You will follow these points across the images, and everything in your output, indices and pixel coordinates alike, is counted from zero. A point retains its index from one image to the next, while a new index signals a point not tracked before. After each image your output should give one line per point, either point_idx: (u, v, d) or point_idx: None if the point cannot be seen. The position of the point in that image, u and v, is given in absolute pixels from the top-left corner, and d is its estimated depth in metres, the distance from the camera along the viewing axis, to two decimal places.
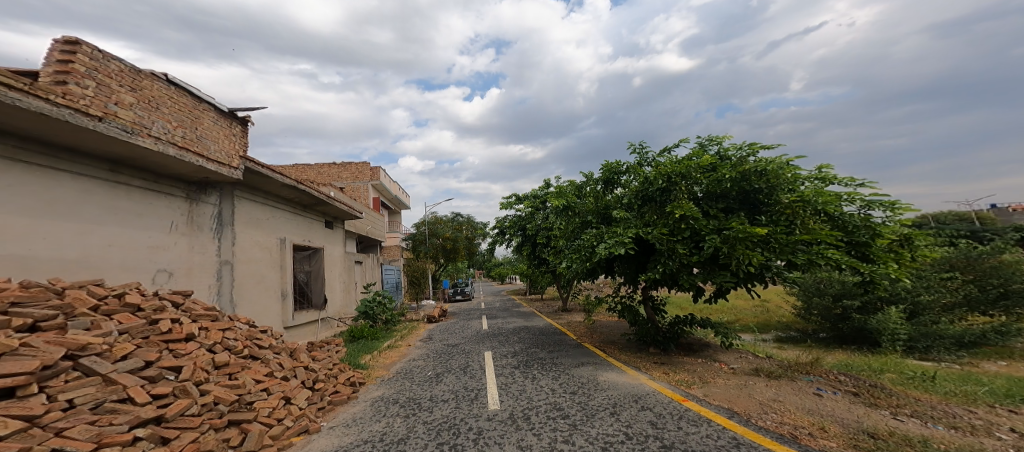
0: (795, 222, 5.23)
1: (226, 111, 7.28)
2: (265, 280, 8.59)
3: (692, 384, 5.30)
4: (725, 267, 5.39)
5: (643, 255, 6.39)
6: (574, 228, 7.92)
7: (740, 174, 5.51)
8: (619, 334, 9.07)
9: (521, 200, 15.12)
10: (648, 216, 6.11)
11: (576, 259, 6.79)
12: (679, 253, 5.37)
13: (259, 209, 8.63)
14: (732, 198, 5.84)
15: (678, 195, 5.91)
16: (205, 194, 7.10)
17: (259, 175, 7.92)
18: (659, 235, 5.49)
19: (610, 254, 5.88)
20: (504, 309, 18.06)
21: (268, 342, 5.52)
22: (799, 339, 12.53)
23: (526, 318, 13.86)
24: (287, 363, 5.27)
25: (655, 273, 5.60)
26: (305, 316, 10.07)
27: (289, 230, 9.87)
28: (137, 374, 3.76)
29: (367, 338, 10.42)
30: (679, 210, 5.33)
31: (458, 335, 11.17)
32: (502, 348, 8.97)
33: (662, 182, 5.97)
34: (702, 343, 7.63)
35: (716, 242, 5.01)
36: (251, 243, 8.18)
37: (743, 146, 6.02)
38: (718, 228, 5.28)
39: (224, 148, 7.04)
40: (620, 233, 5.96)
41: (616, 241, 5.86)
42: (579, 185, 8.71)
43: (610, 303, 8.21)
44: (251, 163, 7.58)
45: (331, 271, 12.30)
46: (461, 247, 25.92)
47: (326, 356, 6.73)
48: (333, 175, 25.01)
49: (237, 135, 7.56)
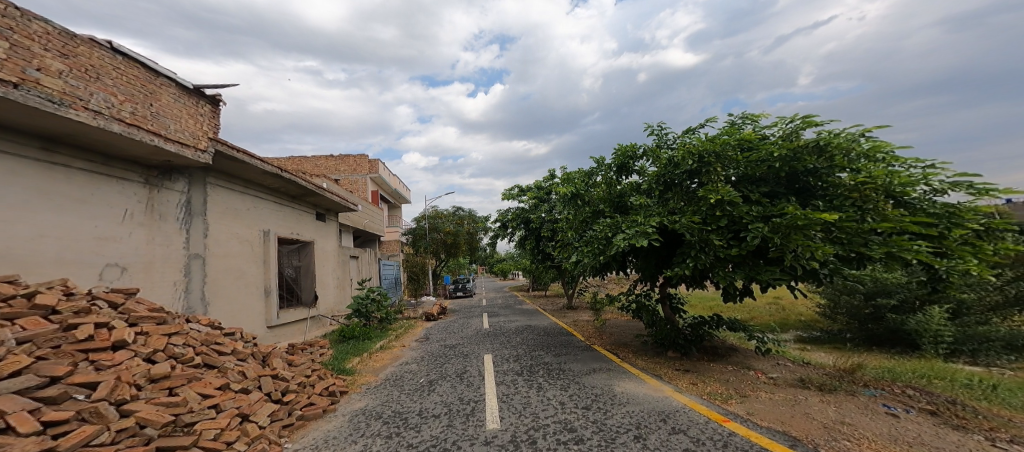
0: (863, 207, 4.45)
1: (190, 87, 6.50)
2: (244, 276, 7.81)
3: (729, 398, 4.54)
4: (770, 261, 4.62)
5: (667, 249, 5.58)
6: (584, 219, 7.13)
7: (790, 150, 4.70)
8: (632, 335, 8.28)
9: (524, 192, 14.36)
10: (675, 203, 5.33)
11: (585, 253, 5.98)
12: (716, 245, 4.55)
13: (238, 199, 7.87)
14: (777, 182, 5.00)
15: (707, 181, 5.19)
16: (170, 181, 6.32)
17: (234, 160, 7.11)
18: (689, 224, 4.69)
19: (629, 246, 5.06)
20: (506, 306, 17.30)
21: (228, 348, 4.71)
22: (826, 339, 11.72)
23: (529, 316, 13.11)
24: (249, 373, 4.46)
25: (684, 268, 4.78)
26: (292, 315, 9.32)
27: (274, 222, 9.12)
28: (31, 395, 2.90)
29: (359, 337, 9.64)
30: (714, 195, 4.60)
31: (457, 335, 10.39)
32: (504, 350, 8.17)
33: (693, 164, 5.25)
34: (729, 347, 6.82)
35: (763, 232, 4.22)
36: (226, 236, 7.41)
37: (789, 120, 5.21)
38: (759, 217, 4.50)
39: (189, 128, 6.25)
40: (640, 221, 5.18)
41: (637, 229, 5.06)
42: (587, 172, 7.90)
43: (621, 302, 7.39)
44: (223, 146, 6.80)
45: (322, 266, 11.54)
46: (462, 242, 25.18)
47: (303, 361, 5.95)
48: (330, 168, 24.25)
49: (205, 114, 6.77)
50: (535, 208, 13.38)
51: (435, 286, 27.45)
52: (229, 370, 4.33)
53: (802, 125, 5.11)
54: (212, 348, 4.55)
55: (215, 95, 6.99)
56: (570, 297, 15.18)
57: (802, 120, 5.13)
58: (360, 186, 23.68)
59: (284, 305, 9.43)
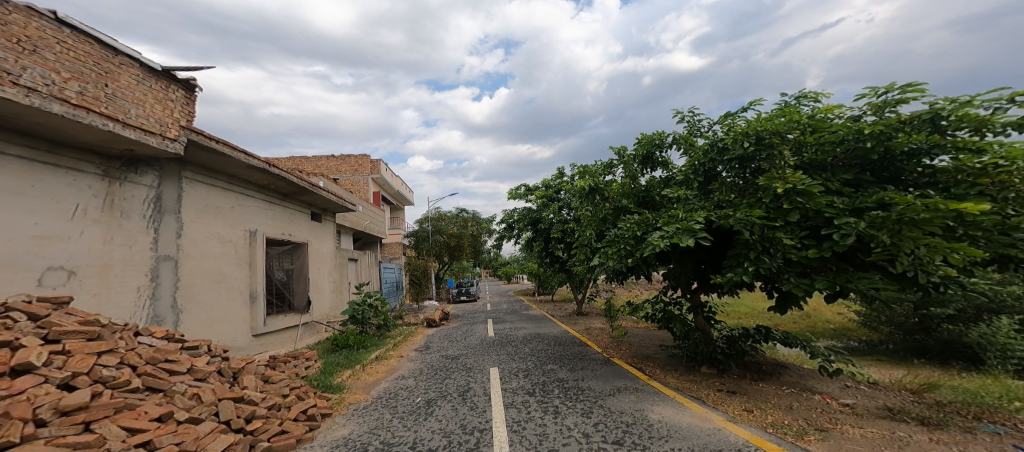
0: (1001, 196, 3.58)
1: (158, 70, 5.75)
2: (226, 280, 7.01)
3: (807, 433, 3.68)
4: (861, 266, 3.74)
5: (712, 258, 4.84)
6: (605, 217, 6.28)
7: (887, 125, 3.82)
8: (656, 347, 7.41)
9: (532, 191, 13.54)
10: (722, 193, 4.57)
11: (608, 255, 5.12)
12: (787, 245, 3.69)
13: (220, 196, 7.11)
14: (865, 169, 4.12)
15: (762, 167, 4.41)
16: (136, 174, 5.55)
17: (213, 152, 6.32)
18: (753, 217, 3.82)
19: (668, 245, 4.25)
20: (512, 311, 16.44)
21: (182, 367, 3.82)
22: (865, 350, 10.97)
23: (537, 324, 12.25)
24: (206, 396, 3.59)
25: (743, 274, 3.90)
26: (282, 322, 8.56)
27: (263, 221, 8.35)
28: None
29: (353, 346, 8.80)
30: (781, 184, 3.76)
31: (460, 345, 9.51)
32: (513, 363, 7.32)
33: (743, 149, 4.42)
34: (774, 364, 5.94)
35: (861, 228, 3.35)
36: (204, 235, 6.64)
37: (877, 92, 4.31)
38: (848, 211, 3.65)
39: (155, 114, 5.50)
40: (680, 216, 4.39)
41: (679, 225, 4.26)
42: (606, 165, 7.05)
43: (643, 311, 6.46)
44: (198, 135, 6.00)
45: (317, 269, 10.76)
46: (466, 245, 24.40)
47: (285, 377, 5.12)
48: (331, 167, 23.57)
49: (177, 100, 6.00)
50: (544, 208, 12.57)
51: (438, 289, 26.62)
52: (175, 395, 3.46)
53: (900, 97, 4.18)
54: (161, 367, 3.69)
55: (189, 80, 6.23)
56: (580, 302, 14.31)
57: (901, 90, 4.21)
58: (361, 187, 23.00)
59: (273, 311, 8.65)
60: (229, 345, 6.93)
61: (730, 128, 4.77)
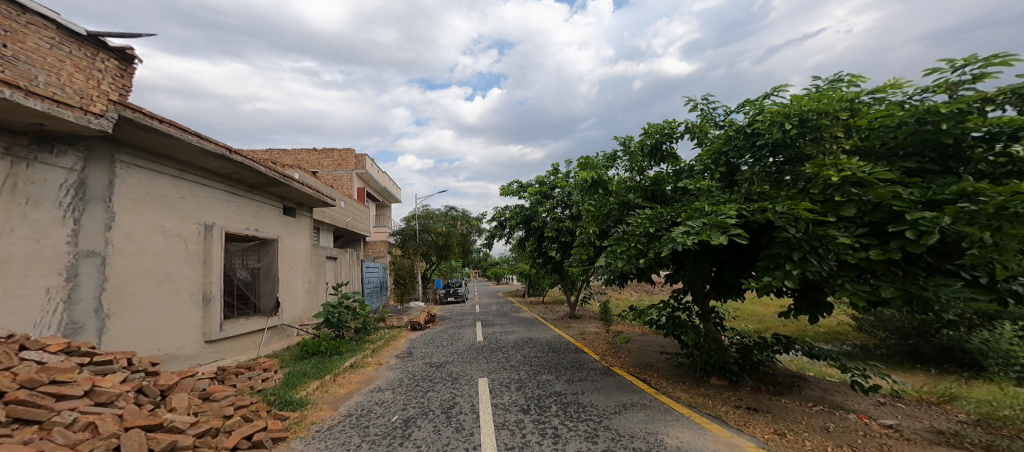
0: None
1: (85, 34, 4.96)
2: (171, 279, 6.24)
3: None
4: (927, 270, 3.19)
5: (733, 269, 4.38)
6: (609, 212, 5.66)
7: (965, 103, 3.26)
8: (659, 356, 6.80)
9: (525, 188, 12.88)
10: (752, 185, 4.12)
11: (612, 255, 4.46)
12: (841, 243, 3.11)
13: (168, 184, 6.35)
14: (925, 154, 3.57)
15: (799, 155, 3.94)
16: (52, 155, 4.89)
17: (155, 133, 5.52)
18: (801, 210, 3.27)
19: (692, 244, 3.63)
20: (502, 313, 15.75)
21: (76, 390, 3.28)
22: (857, 354, 10.55)
23: (528, 327, 11.59)
24: (103, 427, 3.05)
25: (783, 279, 3.27)
26: (243, 327, 7.76)
27: (224, 215, 7.57)
28: None
29: (326, 353, 8.00)
30: (834, 171, 3.24)
31: (446, 351, 8.77)
32: (503, 374, 6.64)
33: (778, 132, 3.88)
34: (793, 376, 5.35)
35: (946, 223, 2.77)
36: (143, 228, 5.90)
37: (951, 67, 3.76)
38: (918, 203, 3.11)
39: (75, 85, 4.71)
40: (703, 210, 3.81)
41: (704, 219, 3.68)
42: (609, 158, 6.43)
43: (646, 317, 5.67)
44: (134, 112, 5.19)
45: (289, 268, 9.92)
46: (455, 244, 23.65)
47: (222, 401, 4.55)
48: (313, 162, 22.68)
49: (107, 71, 5.20)
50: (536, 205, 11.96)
51: (425, 290, 25.74)
52: (55, 428, 2.90)
53: (979, 72, 3.67)
54: (42, 391, 3.18)
55: (124, 49, 5.42)
56: (572, 305, 13.69)
57: (984, 63, 3.69)
58: (345, 183, 22.13)
59: (233, 315, 7.84)
60: (173, 354, 6.18)
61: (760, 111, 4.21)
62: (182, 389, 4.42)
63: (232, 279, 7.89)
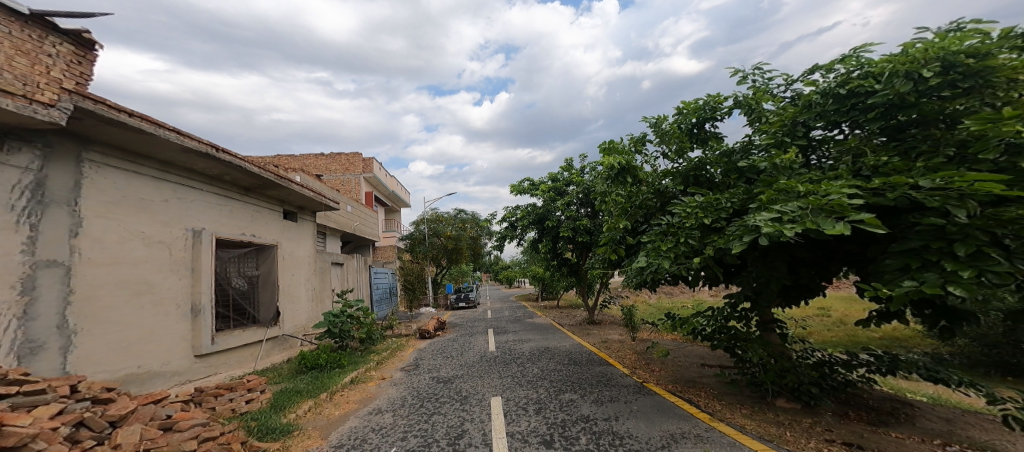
0: None
1: (31, 14, 4.61)
2: (152, 290, 5.63)
3: None
4: None
5: (812, 267, 3.76)
6: (647, 204, 4.81)
7: None
8: (703, 371, 5.92)
9: (536, 187, 12.07)
10: (866, 156, 3.35)
11: (655, 253, 3.52)
12: None
13: (149, 186, 5.78)
14: None
15: (933, 115, 3.20)
16: (3, 153, 4.29)
17: (125, 128, 5.00)
18: (972, 182, 2.61)
19: (774, 237, 2.80)
20: (516, 319, 14.89)
21: None
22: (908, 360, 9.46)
23: (546, 335, 10.74)
24: None
25: (944, 283, 2.53)
26: (239, 339, 7.10)
27: (215, 220, 6.96)
28: None
29: (328, 367, 7.27)
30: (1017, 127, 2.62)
31: (455, 363, 7.96)
32: (519, 392, 5.80)
33: (910, 83, 3.14)
34: (881, 398, 4.42)
35: None
36: (118, 235, 5.28)
37: None
38: None
39: (18, 70, 4.30)
40: (790, 190, 3.00)
41: (799, 201, 2.87)
42: (638, 141, 5.51)
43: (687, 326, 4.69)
44: (98, 105, 4.70)
45: (291, 275, 9.26)
46: (465, 247, 22.91)
47: (185, 432, 3.86)
48: (319, 166, 22.25)
49: (58, 55, 4.85)
50: (550, 202, 11.15)
51: (435, 295, 25.04)
52: None
53: None
54: None
55: (81, 33, 5.08)
56: (590, 309, 12.80)
57: None
58: (352, 186, 21.59)
59: (227, 327, 7.16)
60: (155, 372, 5.53)
61: (860, 68, 3.57)
62: (135, 420, 3.78)
63: (225, 288, 7.19)
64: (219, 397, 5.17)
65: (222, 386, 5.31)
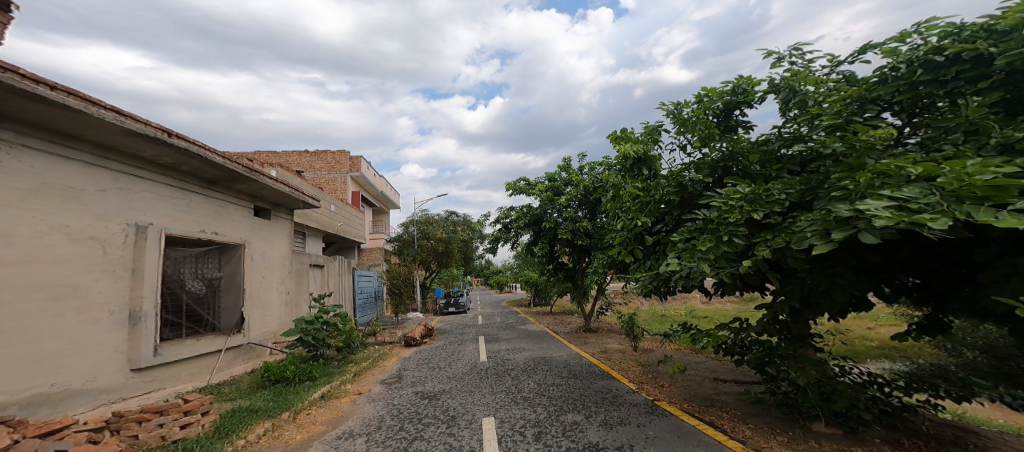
0: None
1: None
2: (77, 294, 4.86)
3: None
4: None
5: (872, 277, 3.26)
6: (667, 200, 4.19)
7: None
8: (718, 389, 5.28)
9: (532, 186, 11.45)
10: (988, 131, 2.68)
11: (690, 255, 2.94)
12: None
13: (81, 173, 5.02)
14: None
15: None
16: None
17: (46, 105, 4.19)
18: None
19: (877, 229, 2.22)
20: (507, 326, 14.17)
21: None
22: None
23: (539, 343, 10.08)
24: None
25: None
26: (190, 348, 6.35)
27: (166, 215, 6.20)
28: None
29: (298, 380, 6.49)
30: None
31: (441, 375, 7.24)
32: (516, 411, 5.09)
33: None
34: (935, 426, 3.80)
35: None
36: (33, 229, 4.50)
37: None
38: None
39: None
40: (899, 173, 2.38)
41: (919, 185, 2.28)
42: (653, 130, 4.87)
43: (709, 338, 4.03)
44: (11, 74, 3.78)
45: (261, 277, 8.48)
46: (455, 250, 22.17)
47: None
48: (305, 164, 21.43)
49: None
50: (547, 203, 10.52)
51: (424, 300, 24.28)
52: None
53: None
54: None
55: None
56: (587, 316, 12.14)
57: None
58: (339, 186, 20.76)
59: (177, 335, 6.40)
60: (76, 390, 4.74)
61: (951, 35, 3.07)
62: None
63: (177, 293, 6.41)
64: (144, 423, 4.21)
65: (149, 409, 4.36)
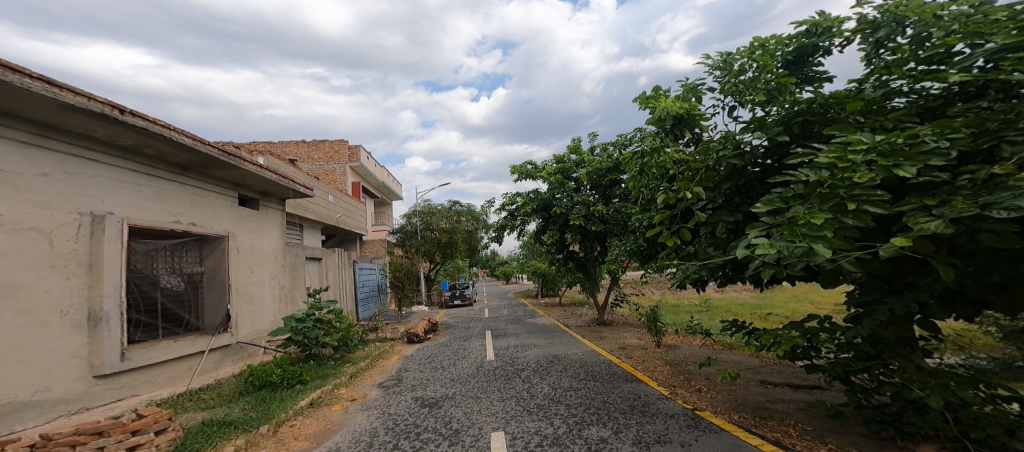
0: None
1: None
2: (15, 293, 4.19)
3: None
4: None
5: None
6: (721, 167, 3.34)
7: None
8: (768, 396, 4.47)
9: (540, 170, 10.60)
10: None
11: (792, 232, 2.10)
12: None
13: (15, 155, 4.31)
14: None
15: None
16: None
17: None
18: None
19: None
20: (515, 319, 13.42)
21: None
22: None
23: (551, 338, 9.30)
24: None
25: None
26: (166, 351, 5.66)
27: (131, 203, 5.48)
28: None
29: (285, 385, 5.77)
30: None
31: (445, 376, 6.51)
32: (530, 424, 4.32)
33: None
34: None
35: None
36: None
37: None
38: None
39: None
40: None
41: None
42: (695, 88, 3.98)
43: (783, 344, 3.01)
44: None
45: (249, 271, 7.75)
46: (459, 241, 21.40)
47: None
48: (301, 154, 20.68)
49: None
50: (557, 186, 9.67)
51: (428, 293, 23.60)
52: None
53: None
54: None
55: None
56: (600, 308, 11.35)
57: None
58: (338, 177, 20.06)
59: (151, 337, 5.71)
60: (23, 402, 4.10)
61: None
62: None
63: (149, 291, 5.71)
64: (76, 449, 3.43)
65: (86, 430, 3.57)
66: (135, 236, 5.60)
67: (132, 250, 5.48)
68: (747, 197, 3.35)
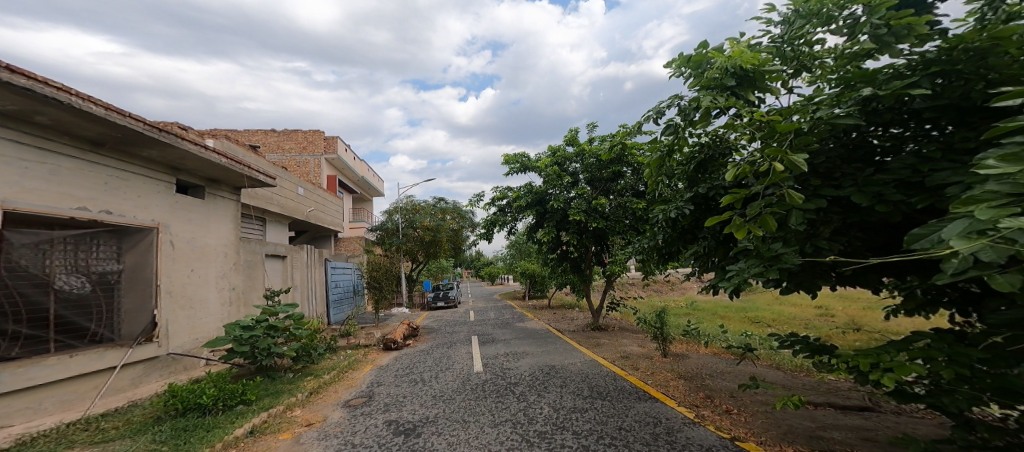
0: None
1: None
2: None
3: None
4: None
5: None
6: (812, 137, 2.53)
7: None
8: (818, 426, 3.69)
9: (534, 162, 9.76)
10: None
11: None
12: None
13: None
14: None
15: None
16: None
17: None
18: None
19: None
20: (503, 323, 12.53)
21: None
22: None
23: (543, 345, 8.46)
24: None
25: None
26: (57, 370, 4.58)
27: (10, 182, 4.35)
28: None
29: (223, 407, 4.73)
30: None
31: (423, 393, 5.57)
32: None
33: None
34: None
35: None
36: None
37: None
38: None
39: None
40: None
41: None
42: (751, 45, 3.17)
43: (889, 371, 2.32)
44: None
45: (188, 270, 6.63)
46: (444, 239, 20.39)
47: None
48: (274, 145, 19.41)
49: None
50: (553, 179, 8.83)
51: (410, 294, 22.52)
52: None
53: None
54: None
55: None
56: (595, 312, 10.56)
57: None
58: (312, 169, 18.85)
59: (39, 353, 4.59)
60: None
61: None
62: None
63: (36, 295, 4.58)
64: None
65: None
66: (12, 225, 4.46)
67: (11, 244, 4.35)
68: (828, 179, 2.70)
